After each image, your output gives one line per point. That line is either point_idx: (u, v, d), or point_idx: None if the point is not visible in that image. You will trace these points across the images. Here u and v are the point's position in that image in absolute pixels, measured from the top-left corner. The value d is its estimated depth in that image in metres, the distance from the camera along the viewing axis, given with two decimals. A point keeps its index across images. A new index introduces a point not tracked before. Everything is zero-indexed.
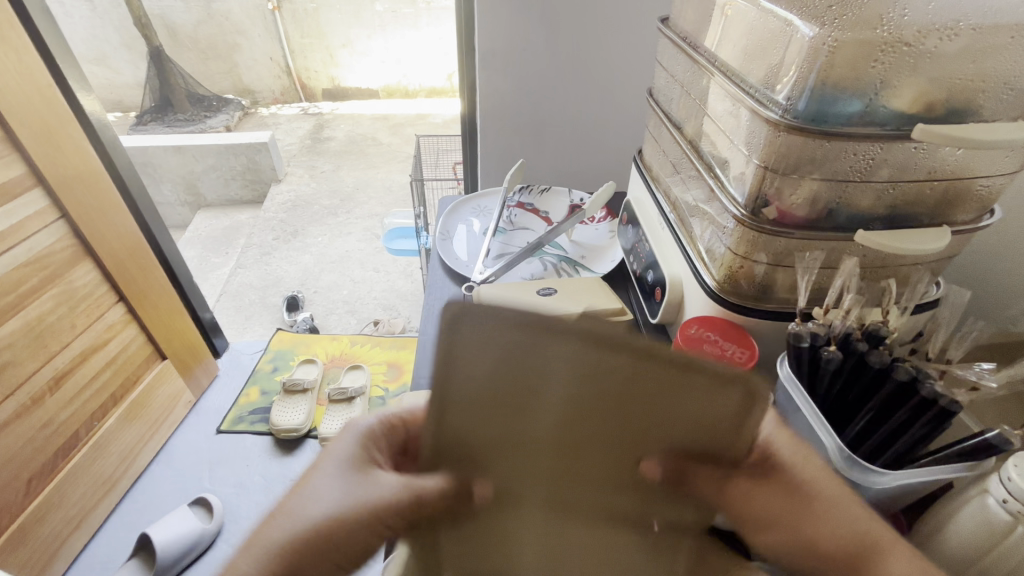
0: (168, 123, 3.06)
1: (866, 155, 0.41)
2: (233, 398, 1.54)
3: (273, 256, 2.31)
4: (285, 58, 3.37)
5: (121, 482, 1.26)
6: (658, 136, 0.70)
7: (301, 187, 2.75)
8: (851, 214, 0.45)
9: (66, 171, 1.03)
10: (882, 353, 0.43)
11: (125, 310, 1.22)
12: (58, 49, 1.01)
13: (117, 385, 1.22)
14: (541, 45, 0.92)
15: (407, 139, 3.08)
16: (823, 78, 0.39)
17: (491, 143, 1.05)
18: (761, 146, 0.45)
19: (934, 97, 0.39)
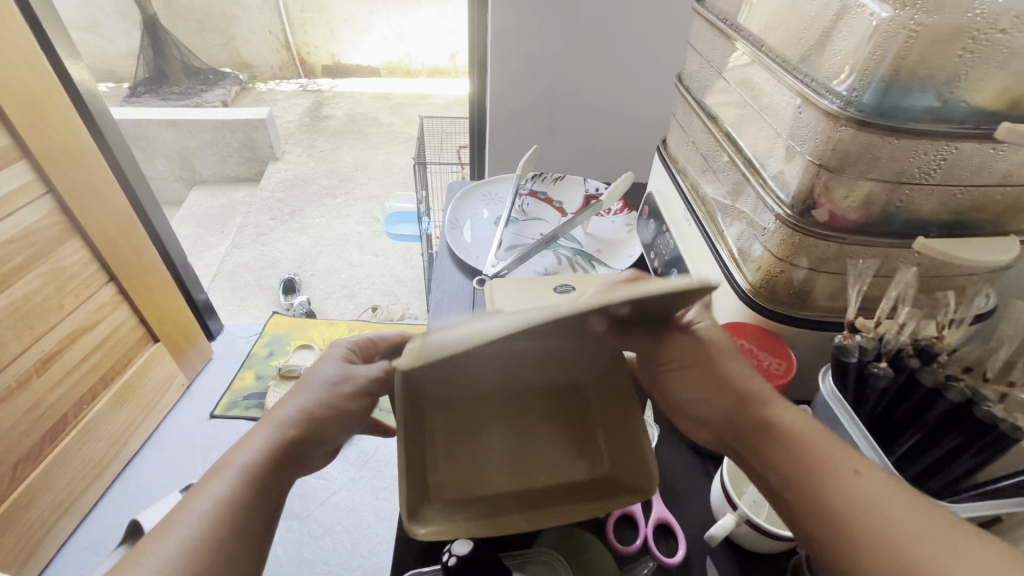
0: (162, 96, 2.97)
1: (938, 156, 0.38)
2: (227, 382, 1.50)
3: (269, 237, 2.25)
4: (284, 31, 3.27)
5: (111, 466, 1.23)
6: (687, 125, 0.66)
7: (299, 166, 2.68)
8: (909, 220, 0.42)
9: (53, 144, 0.97)
10: (936, 371, 0.39)
11: (117, 290, 1.17)
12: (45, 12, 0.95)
13: (107, 368, 1.18)
14: (559, 26, 0.87)
15: (408, 120, 3.01)
16: (896, 69, 0.35)
17: (501, 128, 1.01)
18: (814, 142, 0.41)
19: (1019, 93, 0.35)
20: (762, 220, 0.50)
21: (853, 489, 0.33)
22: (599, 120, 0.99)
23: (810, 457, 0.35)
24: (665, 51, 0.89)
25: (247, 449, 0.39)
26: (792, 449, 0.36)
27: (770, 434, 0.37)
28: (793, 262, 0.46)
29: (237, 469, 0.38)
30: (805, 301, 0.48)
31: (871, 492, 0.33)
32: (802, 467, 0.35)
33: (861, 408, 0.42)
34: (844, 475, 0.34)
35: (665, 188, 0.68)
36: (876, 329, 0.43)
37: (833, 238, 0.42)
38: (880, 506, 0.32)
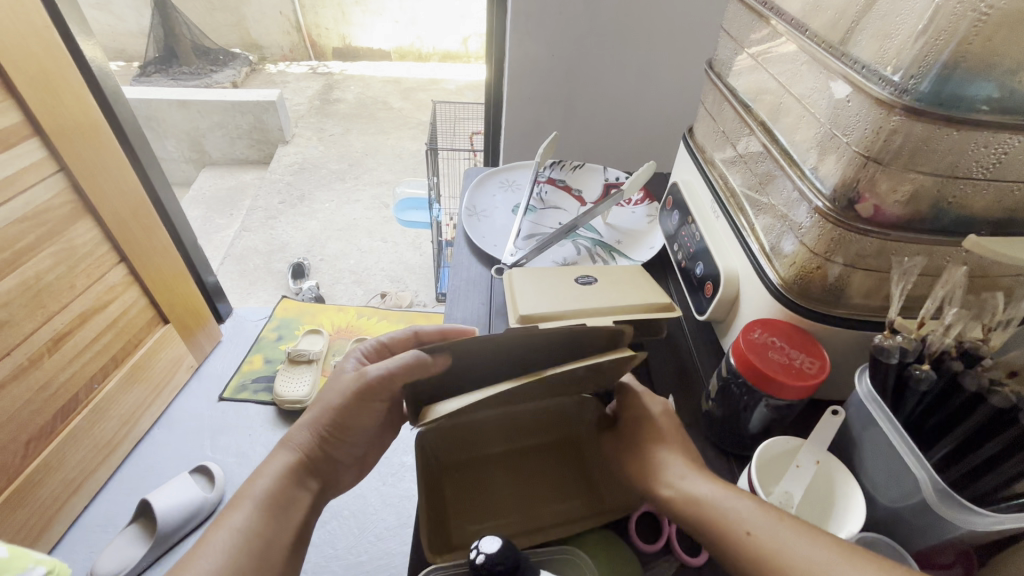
0: (172, 75, 2.95)
1: (994, 150, 0.36)
2: (236, 365, 1.50)
3: (278, 221, 2.24)
4: (295, 12, 3.23)
5: (121, 445, 1.23)
6: (717, 114, 0.64)
7: (309, 149, 2.66)
8: (959, 216, 0.40)
9: (66, 122, 0.96)
10: (980, 375, 0.38)
11: (128, 271, 1.17)
12: None
13: (118, 348, 1.18)
14: (582, 9, 0.85)
15: (419, 105, 2.98)
16: (958, 55, 0.33)
17: (518, 114, 0.98)
18: (862, 131, 0.39)
19: None
20: (797, 214, 0.48)
21: (749, 550, 0.34)
22: (619, 107, 0.96)
23: (709, 518, 0.36)
24: (691, 37, 0.86)
25: (263, 479, 0.43)
26: (693, 521, 0.37)
27: (676, 506, 0.38)
28: (830, 258, 0.44)
29: (254, 497, 0.42)
30: (839, 299, 0.46)
31: (768, 550, 0.33)
32: (709, 535, 0.36)
33: (899, 411, 0.41)
34: (738, 537, 0.34)
35: (690, 178, 0.66)
36: (918, 330, 0.41)
37: (878, 233, 0.40)
38: (782, 561, 0.32)
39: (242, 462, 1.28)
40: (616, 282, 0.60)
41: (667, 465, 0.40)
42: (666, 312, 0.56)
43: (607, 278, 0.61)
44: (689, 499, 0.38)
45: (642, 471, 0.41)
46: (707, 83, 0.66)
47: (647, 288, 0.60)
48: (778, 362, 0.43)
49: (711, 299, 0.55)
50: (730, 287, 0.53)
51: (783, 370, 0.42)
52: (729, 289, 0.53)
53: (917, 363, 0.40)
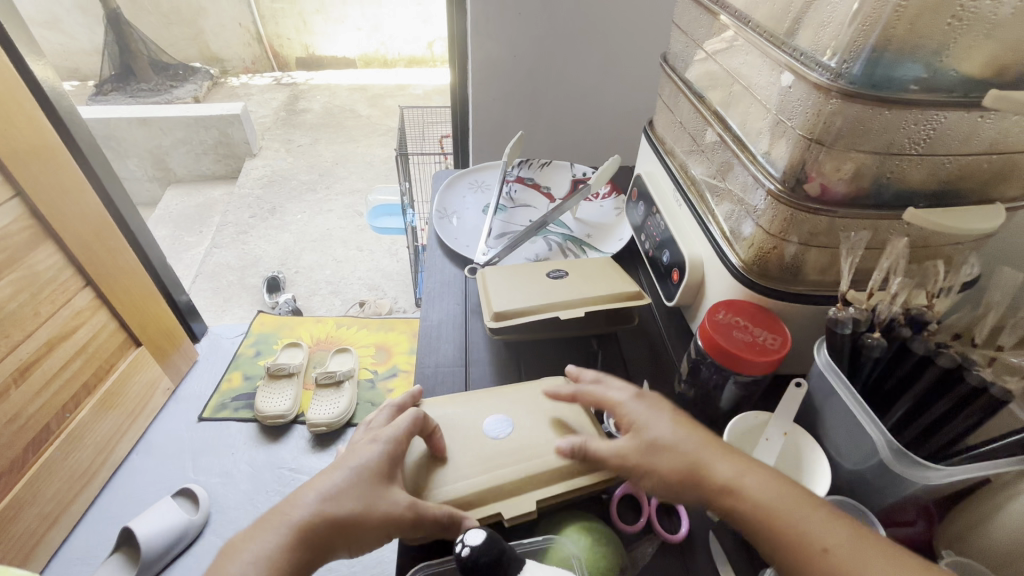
0: (131, 93, 2.88)
1: (922, 127, 0.38)
2: (214, 385, 1.48)
3: (250, 235, 2.21)
4: (254, 23, 3.18)
5: (99, 474, 1.20)
6: (674, 105, 0.66)
7: (277, 161, 2.63)
8: (899, 190, 0.42)
9: (18, 145, 0.93)
10: (927, 339, 0.40)
11: (94, 294, 1.14)
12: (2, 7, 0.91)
13: (89, 374, 1.15)
14: (540, 10, 0.86)
15: (387, 111, 2.96)
16: (886, 39, 0.35)
17: (484, 115, 0.99)
18: (805, 115, 0.41)
19: (1005, 61, 0.36)
20: (752, 198, 0.50)
21: (826, 566, 0.34)
22: (582, 104, 0.98)
23: (781, 532, 0.35)
24: (647, 33, 0.89)
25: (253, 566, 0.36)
26: (761, 527, 0.36)
27: (737, 512, 0.37)
28: (785, 237, 0.46)
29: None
30: (797, 276, 0.48)
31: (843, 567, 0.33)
32: (777, 543, 0.35)
33: (857, 377, 0.43)
34: (814, 554, 0.34)
35: (653, 169, 0.68)
36: (869, 301, 0.43)
37: (825, 211, 0.42)
38: None
39: (227, 481, 1.26)
40: (587, 274, 0.61)
41: (717, 465, 0.38)
42: (635, 300, 0.57)
43: (578, 271, 0.62)
44: (749, 501, 0.36)
45: (680, 470, 0.38)
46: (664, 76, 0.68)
47: (617, 278, 0.61)
48: (742, 340, 0.44)
49: (678, 285, 0.57)
50: (695, 272, 0.55)
51: (746, 347, 0.44)
52: (694, 274, 0.55)
53: (870, 331, 0.42)
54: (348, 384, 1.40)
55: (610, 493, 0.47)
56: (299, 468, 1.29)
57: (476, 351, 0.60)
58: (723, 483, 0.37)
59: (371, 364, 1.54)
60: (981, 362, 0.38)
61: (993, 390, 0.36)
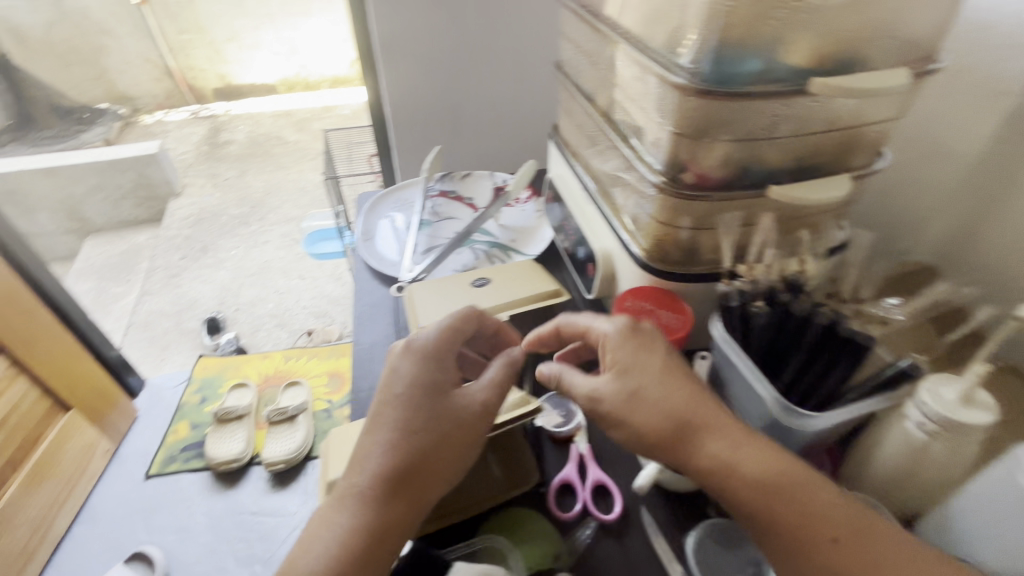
0: (32, 142, 2.69)
1: (767, 113, 0.43)
2: (159, 439, 1.41)
3: (182, 277, 2.12)
4: (163, 57, 3.04)
5: (38, 552, 1.12)
6: (571, 111, 0.69)
7: (205, 198, 2.53)
8: (762, 171, 0.47)
9: None
10: (804, 301, 0.44)
11: (8, 363, 1.07)
12: None
13: (14, 449, 1.07)
14: (445, 30, 0.89)
15: (316, 134, 2.90)
16: (726, 39, 0.39)
17: (405, 137, 1.00)
18: (673, 113, 0.45)
19: (825, 50, 0.41)
20: (642, 188, 0.54)
21: (834, 556, 0.33)
22: (499, 116, 1.01)
23: (789, 524, 0.35)
24: (546, 41, 0.92)
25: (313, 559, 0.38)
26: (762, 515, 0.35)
27: (737, 497, 0.36)
28: (676, 223, 0.50)
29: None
30: (693, 258, 0.52)
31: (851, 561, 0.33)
32: (779, 534, 0.35)
33: (751, 344, 0.46)
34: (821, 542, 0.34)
35: (561, 172, 0.71)
36: (750, 272, 0.48)
37: (703, 196, 0.46)
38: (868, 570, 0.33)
39: (184, 536, 1.21)
40: (510, 278, 0.64)
41: (722, 447, 0.37)
42: (556, 297, 0.60)
43: (501, 276, 0.64)
44: (745, 479, 0.36)
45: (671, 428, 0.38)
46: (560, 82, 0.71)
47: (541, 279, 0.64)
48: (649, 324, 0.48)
49: (594, 278, 0.61)
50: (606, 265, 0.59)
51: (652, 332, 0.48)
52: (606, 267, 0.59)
53: (753, 301, 0.46)
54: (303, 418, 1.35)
55: (547, 485, 0.49)
56: (260, 511, 1.25)
57: None
58: (720, 464, 0.37)
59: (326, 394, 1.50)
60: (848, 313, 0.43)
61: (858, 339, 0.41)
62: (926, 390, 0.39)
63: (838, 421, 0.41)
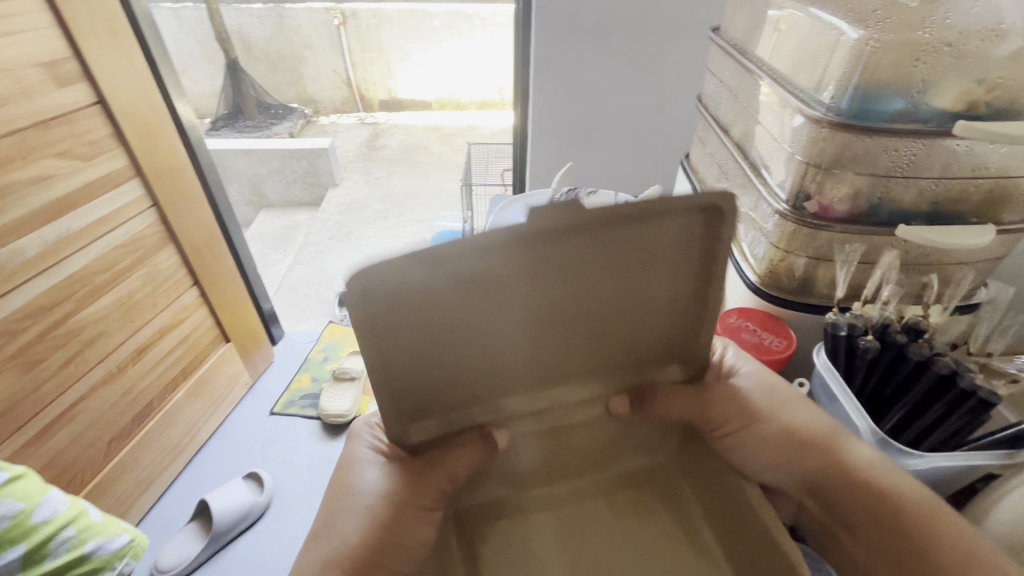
0: (237, 128, 3.20)
1: (907, 151, 0.49)
2: (286, 383, 1.66)
3: (327, 254, 2.36)
4: (346, 70, 3.39)
5: (186, 450, 1.40)
6: (705, 140, 0.75)
7: (356, 191, 2.79)
8: (893, 209, 0.53)
9: (161, 165, 1.19)
10: (921, 346, 0.56)
11: (198, 293, 1.38)
12: (87, 28, 0.99)
13: (187, 362, 1.37)
14: (596, 57, 0.99)
15: (457, 148, 3.03)
16: (865, 79, 0.47)
17: (539, 147, 1.12)
18: (804, 144, 0.52)
19: (975, 98, 0.47)
20: (766, 218, 0.59)
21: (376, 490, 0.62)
22: (638, 128, 1.07)
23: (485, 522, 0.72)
24: (682, 77, 1.00)
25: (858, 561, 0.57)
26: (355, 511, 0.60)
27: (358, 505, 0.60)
28: (793, 254, 0.57)
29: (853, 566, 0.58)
30: (808, 287, 0.60)
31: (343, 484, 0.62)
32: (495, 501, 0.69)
33: (853, 381, 0.61)
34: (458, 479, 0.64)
35: (684, 195, 0.77)
36: (866, 309, 0.59)
37: (826, 225, 0.53)
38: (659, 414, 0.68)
39: (289, 470, 1.41)
40: None
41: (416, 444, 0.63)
42: None
43: None
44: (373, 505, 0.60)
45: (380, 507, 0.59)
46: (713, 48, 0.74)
47: None
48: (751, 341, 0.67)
49: None
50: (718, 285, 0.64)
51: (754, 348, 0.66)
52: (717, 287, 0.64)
53: (863, 335, 0.57)
54: None
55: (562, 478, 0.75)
56: None
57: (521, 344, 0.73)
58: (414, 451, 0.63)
59: None
60: (972, 368, 0.55)
61: (981, 392, 0.52)
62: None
63: (937, 463, 0.57)
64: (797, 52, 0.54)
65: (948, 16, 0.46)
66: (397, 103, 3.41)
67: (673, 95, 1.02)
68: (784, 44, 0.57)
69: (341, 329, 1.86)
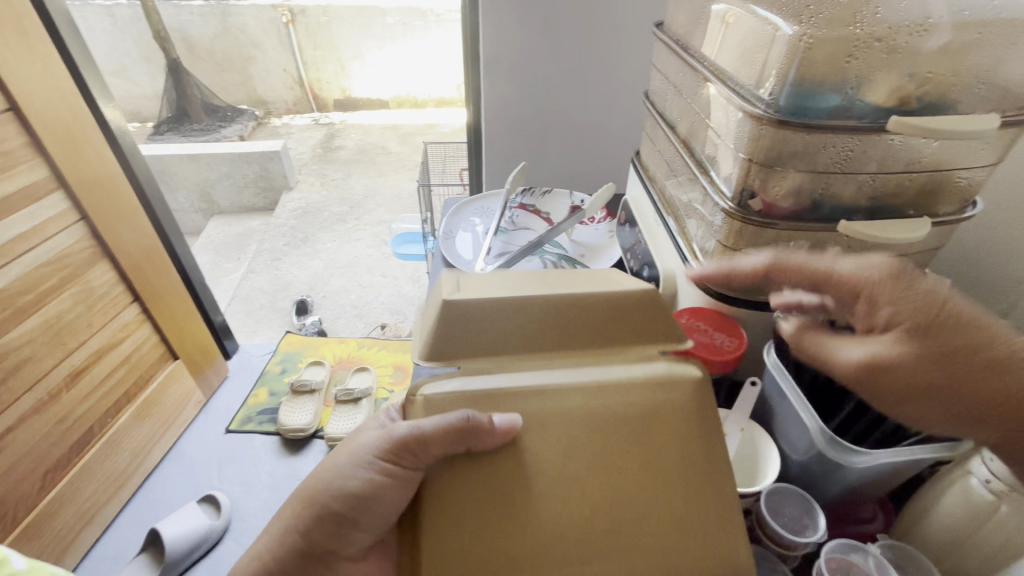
0: (183, 132, 3.05)
1: (846, 148, 0.44)
2: (243, 399, 1.59)
3: (283, 261, 2.27)
4: (297, 69, 3.27)
5: (133, 477, 1.32)
6: (654, 138, 0.74)
7: (312, 194, 2.70)
8: (835, 206, 0.47)
9: (89, 175, 1.11)
10: (867, 341, 0.45)
11: (140, 310, 1.29)
12: None
13: (130, 384, 1.28)
14: (545, 54, 0.97)
15: (416, 148, 2.98)
16: (801, 74, 0.41)
17: (494, 146, 1.10)
18: (746, 141, 0.47)
19: (908, 91, 0.41)
20: (713, 217, 0.55)
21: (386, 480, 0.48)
22: (591, 124, 1.06)
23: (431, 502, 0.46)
24: (631, 73, 0.99)
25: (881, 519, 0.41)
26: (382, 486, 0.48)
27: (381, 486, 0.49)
28: (740, 250, 0.51)
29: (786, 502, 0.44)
30: (757, 286, 0.53)
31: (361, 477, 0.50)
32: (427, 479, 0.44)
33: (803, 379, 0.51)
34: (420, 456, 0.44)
35: (637, 195, 0.76)
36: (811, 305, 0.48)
37: (770, 224, 0.48)
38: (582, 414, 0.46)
39: (248, 491, 1.35)
40: None
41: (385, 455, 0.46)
42: None
43: None
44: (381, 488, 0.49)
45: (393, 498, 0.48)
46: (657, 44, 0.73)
47: None
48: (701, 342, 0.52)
49: None
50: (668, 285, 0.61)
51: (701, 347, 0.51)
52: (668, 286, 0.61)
53: None
54: (366, 401, 1.46)
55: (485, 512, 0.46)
56: None
57: None
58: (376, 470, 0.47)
59: (388, 383, 1.57)
60: None
61: (922, 386, 0.43)
62: (991, 449, 0.42)
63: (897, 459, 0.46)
64: (740, 49, 0.50)
65: (878, 11, 0.41)
66: (352, 102, 3.33)
67: (625, 91, 1.01)
68: (728, 39, 0.53)
69: (298, 339, 1.78)
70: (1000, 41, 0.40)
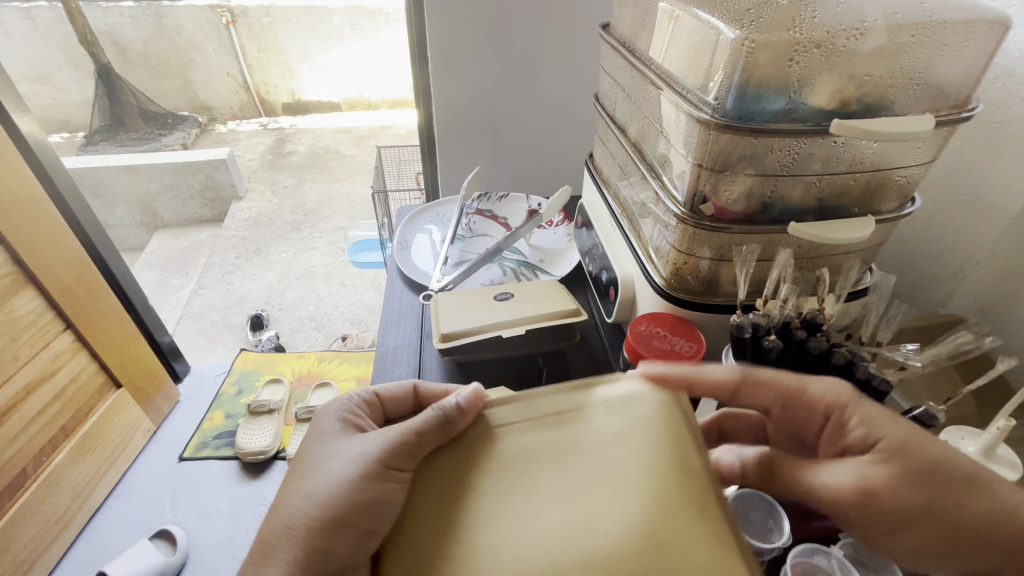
0: (119, 142, 2.88)
1: (792, 150, 0.44)
2: (197, 424, 1.50)
3: (235, 274, 2.17)
4: (241, 72, 3.12)
5: (76, 517, 1.22)
6: (605, 140, 0.73)
7: (263, 203, 2.59)
8: (784, 207, 0.48)
9: (4, 197, 1.01)
10: (820, 339, 0.44)
11: (74, 338, 1.20)
12: None
13: (67, 418, 1.19)
14: (494, 57, 0.96)
15: (370, 151, 2.91)
16: (746, 78, 0.41)
17: (447, 149, 1.07)
18: (695, 145, 0.47)
19: (848, 94, 0.42)
20: (667, 219, 0.54)
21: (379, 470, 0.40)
22: (545, 125, 1.05)
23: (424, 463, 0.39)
24: (582, 73, 0.99)
25: None
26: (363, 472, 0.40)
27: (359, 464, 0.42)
28: (694, 253, 0.51)
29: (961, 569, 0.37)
30: (712, 288, 0.53)
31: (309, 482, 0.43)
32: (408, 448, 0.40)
33: None
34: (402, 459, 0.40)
35: (593, 198, 0.75)
36: (766, 308, 0.48)
37: (722, 228, 0.47)
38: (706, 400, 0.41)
39: (206, 521, 1.28)
40: (532, 296, 0.66)
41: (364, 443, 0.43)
42: (576, 318, 0.63)
43: (523, 292, 0.67)
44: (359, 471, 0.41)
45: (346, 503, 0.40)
46: (605, 45, 0.72)
47: (560, 299, 0.66)
48: (660, 348, 0.49)
49: (614, 302, 0.63)
50: (626, 290, 0.61)
51: (664, 355, 0.48)
52: (626, 291, 0.61)
53: (768, 334, 0.46)
54: None
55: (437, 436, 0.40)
56: None
57: (429, 371, 0.65)
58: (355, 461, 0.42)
59: None
60: (868, 357, 0.44)
61: (875, 383, 0.42)
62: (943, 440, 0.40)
63: None
64: (686, 50, 0.49)
65: (815, 14, 0.41)
66: (302, 105, 3.21)
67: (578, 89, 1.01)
68: (671, 42, 0.52)
69: (254, 356, 1.70)
70: (930, 42, 0.40)
